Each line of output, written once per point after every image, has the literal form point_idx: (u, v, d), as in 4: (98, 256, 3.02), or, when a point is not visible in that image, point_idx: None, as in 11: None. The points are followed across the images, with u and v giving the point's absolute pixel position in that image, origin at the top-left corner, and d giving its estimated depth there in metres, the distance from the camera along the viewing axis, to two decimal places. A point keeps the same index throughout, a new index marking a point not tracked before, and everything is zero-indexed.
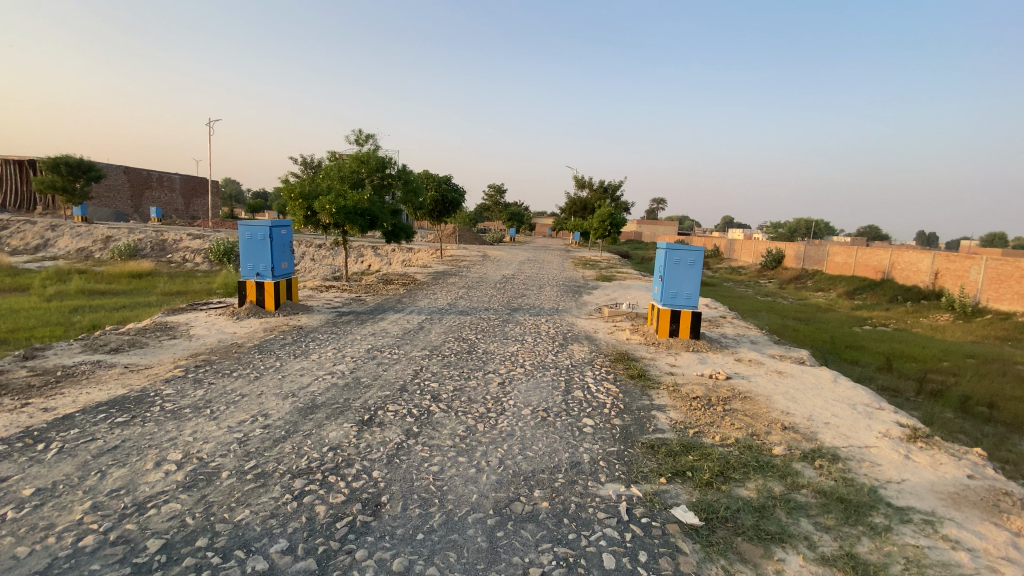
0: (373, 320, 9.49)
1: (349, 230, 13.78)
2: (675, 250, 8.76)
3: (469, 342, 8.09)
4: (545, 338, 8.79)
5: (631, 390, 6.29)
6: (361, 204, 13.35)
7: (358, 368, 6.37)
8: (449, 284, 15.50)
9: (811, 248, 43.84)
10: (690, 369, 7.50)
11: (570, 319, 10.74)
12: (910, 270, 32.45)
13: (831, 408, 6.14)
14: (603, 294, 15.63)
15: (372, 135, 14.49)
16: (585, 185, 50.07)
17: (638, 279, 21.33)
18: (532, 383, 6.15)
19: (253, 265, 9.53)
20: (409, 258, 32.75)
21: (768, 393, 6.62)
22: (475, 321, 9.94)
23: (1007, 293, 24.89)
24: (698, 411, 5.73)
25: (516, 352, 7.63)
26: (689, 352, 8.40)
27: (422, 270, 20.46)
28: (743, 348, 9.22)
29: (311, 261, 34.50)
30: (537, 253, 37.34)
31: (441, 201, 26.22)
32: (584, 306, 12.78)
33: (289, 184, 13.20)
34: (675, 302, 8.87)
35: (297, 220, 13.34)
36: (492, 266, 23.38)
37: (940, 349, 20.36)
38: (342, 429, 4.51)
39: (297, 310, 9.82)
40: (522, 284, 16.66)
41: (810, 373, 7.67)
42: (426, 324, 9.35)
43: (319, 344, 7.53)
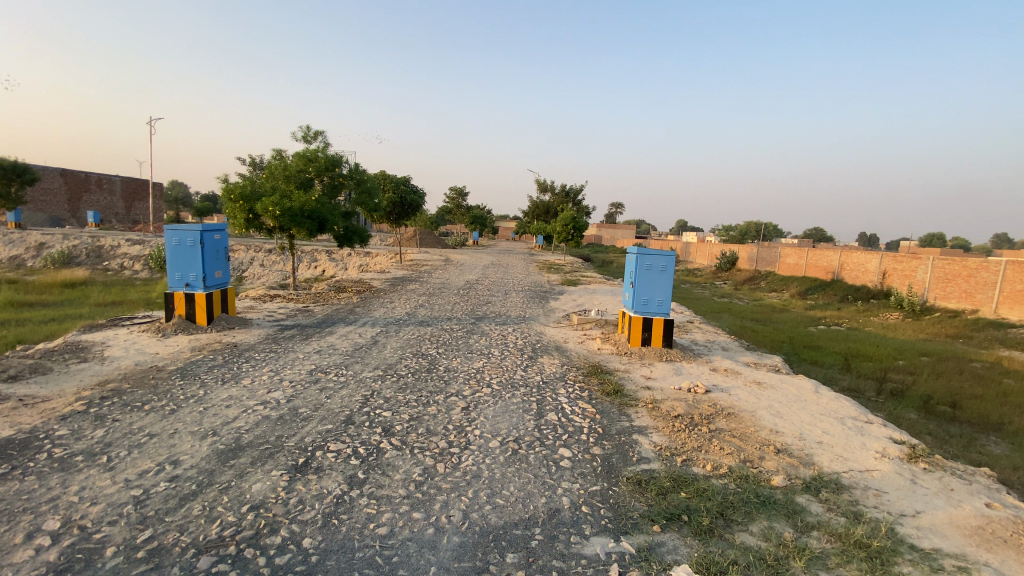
0: (320, 334, 8.57)
1: (296, 234, 12.80)
2: (646, 254, 8.25)
3: (429, 358, 7.32)
4: (512, 350, 8.09)
5: (609, 410, 5.65)
6: (309, 206, 12.36)
7: (298, 396, 5.53)
8: (408, 291, 14.63)
9: (764, 250, 45.09)
10: (668, 381, 6.94)
11: (538, 328, 10.12)
12: (859, 271, 33.59)
13: (820, 425, 5.71)
14: (569, 299, 15.12)
15: (321, 132, 13.53)
16: (548, 189, 49.84)
17: (603, 284, 21.02)
18: (499, 407, 5.44)
19: (182, 274, 8.49)
20: (366, 263, 31.45)
21: (753, 406, 6.12)
22: (435, 333, 9.15)
23: (954, 291, 25.99)
24: (682, 433, 5.13)
25: (479, 368, 6.93)
26: (664, 363, 7.88)
27: (380, 277, 19.43)
28: (718, 355, 8.79)
29: (262, 267, 32.70)
30: (502, 257, 36.72)
31: (399, 204, 25.12)
32: (551, 313, 12.19)
33: (228, 185, 12.15)
34: (646, 309, 8.33)
35: (237, 223, 12.29)
36: (455, 271, 22.58)
37: (894, 348, 20.90)
38: (269, 480, 3.71)
39: (233, 324, 8.84)
40: (485, 290, 15.97)
41: (790, 383, 7.26)
42: (380, 338, 8.50)
43: (255, 366, 6.60)
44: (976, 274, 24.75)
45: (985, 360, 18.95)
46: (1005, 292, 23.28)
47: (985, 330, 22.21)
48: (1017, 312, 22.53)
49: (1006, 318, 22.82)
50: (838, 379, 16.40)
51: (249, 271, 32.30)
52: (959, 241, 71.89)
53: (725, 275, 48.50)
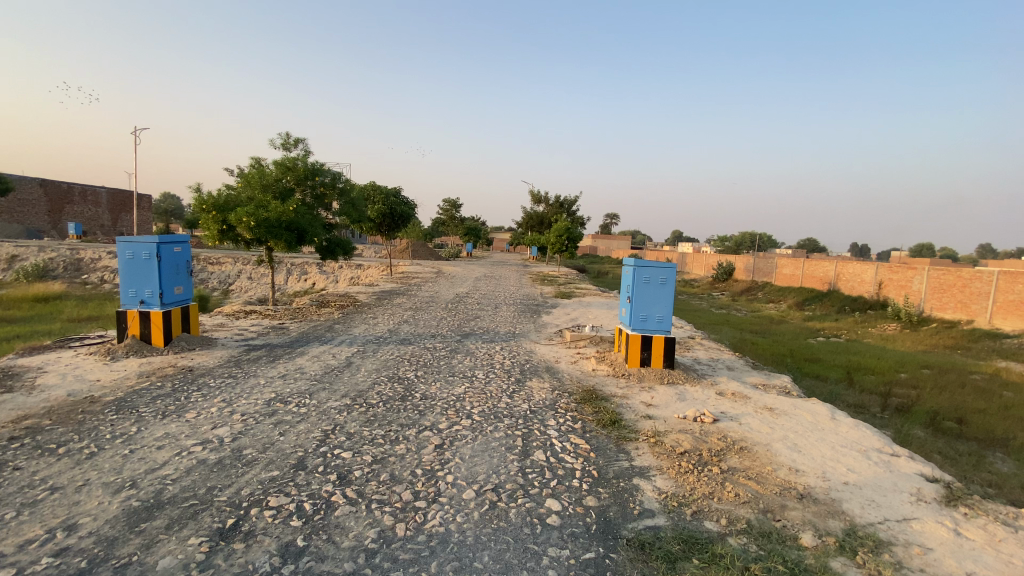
0: (288, 356, 7.81)
1: (274, 246, 12.08)
2: (644, 267, 7.63)
3: (406, 383, 6.59)
4: (499, 373, 7.38)
5: (605, 447, 4.94)
6: (286, 217, 11.61)
7: (246, 432, 4.81)
8: (393, 306, 13.90)
9: (759, 261, 44.66)
10: (670, 409, 6.24)
11: (528, 346, 9.43)
12: (855, 281, 33.16)
13: (845, 462, 5.02)
14: (563, 313, 14.41)
15: (302, 140, 12.87)
16: (541, 200, 49.36)
17: (597, 296, 20.38)
18: (478, 444, 4.72)
19: (137, 290, 7.78)
20: (356, 275, 30.71)
21: (766, 439, 5.43)
22: (415, 352, 8.43)
23: (949, 302, 25.50)
24: (689, 475, 4.43)
25: (462, 394, 6.21)
26: (665, 386, 7.19)
27: (366, 290, 18.72)
28: (724, 376, 8.09)
29: (248, 280, 31.91)
30: (495, 268, 35.99)
31: (389, 215, 24.37)
32: (543, 328, 11.48)
33: (201, 195, 11.47)
34: (646, 326, 7.67)
35: (210, 234, 11.57)
36: (445, 284, 21.86)
37: (894, 360, 20.29)
38: (181, 552, 3.00)
39: (194, 345, 8.11)
40: (475, 303, 15.28)
41: (805, 409, 6.58)
42: (355, 359, 7.77)
43: (206, 396, 5.86)
44: (970, 284, 24.33)
45: (987, 372, 18.35)
46: (998, 302, 22.87)
47: (983, 341, 21.68)
48: (1011, 322, 22.07)
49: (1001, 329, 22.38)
50: (841, 394, 15.73)
51: (235, 284, 31.49)
52: (950, 249, 72.03)
53: (720, 287, 48.02)
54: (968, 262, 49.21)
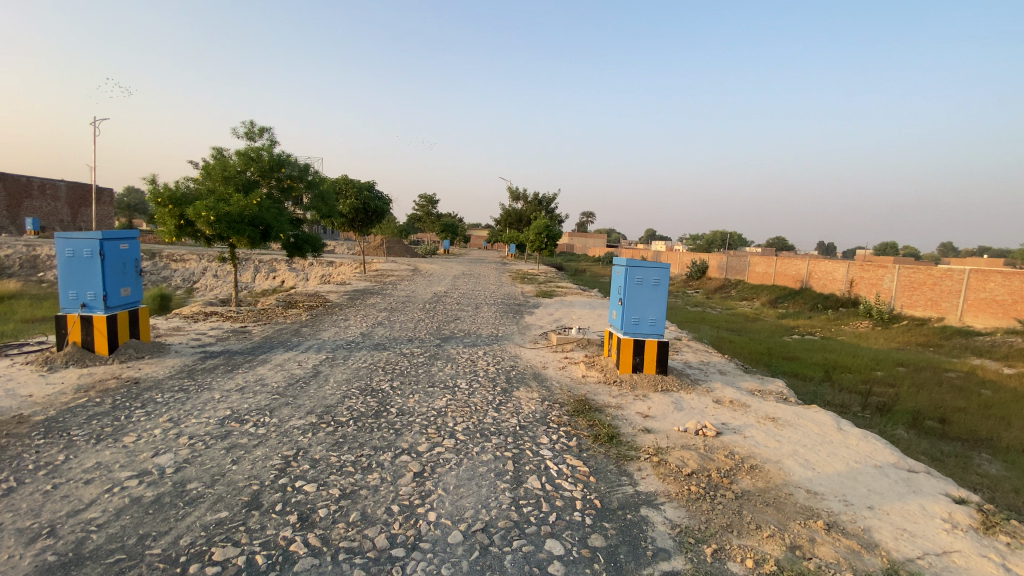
0: (249, 366, 7.08)
1: (237, 243, 11.26)
2: (636, 267, 7.16)
3: (380, 396, 5.97)
4: (483, 381, 6.79)
5: (605, 469, 4.41)
6: (249, 211, 10.77)
7: (193, 460, 4.14)
8: (367, 307, 13.19)
9: (733, 258, 45.11)
10: (669, 420, 5.77)
11: (512, 350, 8.87)
12: (827, 279, 33.67)
13: (862, 482, 4.62)
14: (545, 313, 13.90)
15: (268, 129, 12.03)
16: (519, 196, 48.84)
17: (578, 295, 19.98)
18: (463, 472, 4.13)
19: (78, 292, 6.93)
20: (328, 273, 29.64)
21: (775, 455, 5.01)
22: (390, 359, 7.79)
23: (920, 300, 25.97)
24: (701, 502, 3.95)
25: (443, 408, 5.61)
26: (660, 394, 6.72)
27: (337, 288, 17.86)
28: (718, 381, 7.68)
29: (215, 278, 30.52)
30: (473, 266, 35.32)
31: (363, 210, 23.46)
32: (527, 330, 10.93)
33: (155, 188, 10.58)
34: (637, 329, 7.19)
35: (167, 230, 10.68)
36: (421, 282, 21.16)
37: (871, 358, 20.46)
38: None
39: (144, 353, 7.31)
40: (454, 303, 14.66)
41: (807, 419, 6.20)
42: (323, 368, 7.09)
43: (150, 415, 5.13)
44: (940, 282, 24.80)
45: (960, 370, 18.63)
46: (970, 300, 23.36)
47: (954, 339, 22.08)
48: (982, 320, 22.57)
49: (972, 326, 22.86)
50: (822, 394, 15.65)
51: (200, 282, 30.03)
52: (910, 249, 74.91)
53: (695, 284, 48.38)
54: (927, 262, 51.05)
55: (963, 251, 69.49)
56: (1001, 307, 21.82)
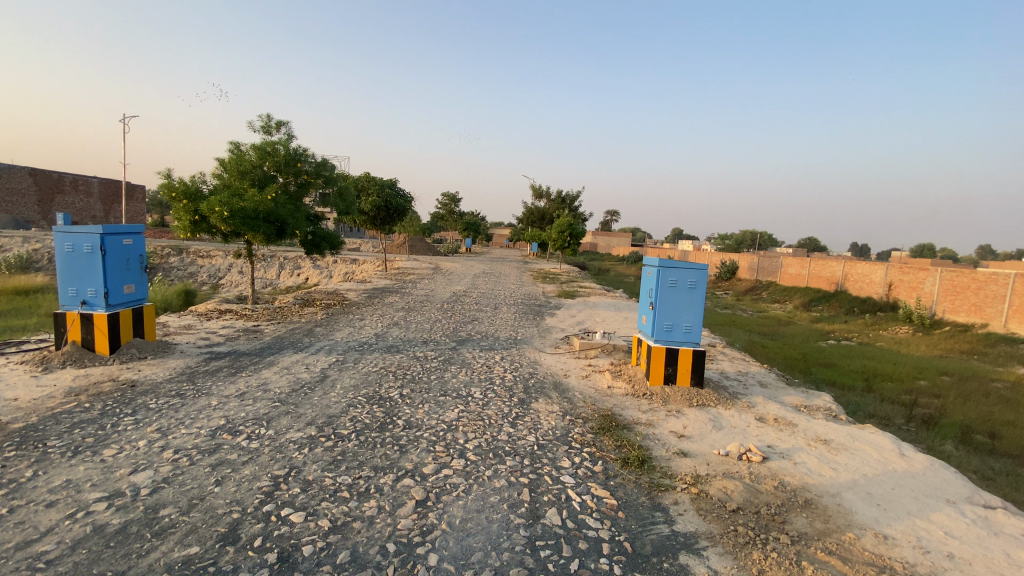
0: (253, 369, 6.70)
1: (252, 239, 10.99)
2: (670, 268, 6.54)
3: (388, 405, 5.49)
4: (499, 390, 6.26)
5: (635, 502, 3.83)
6: (264, 207, 10.43)
7: (172, 482, 3.73)
8: (384, 306, 12.82)
9: (764, 259, 43.63)
10: (707, 442, 5.14)
11: (532, 355, 8.33)
12: (863, 282, 32.12)
13: (939, 521, 3.93)
14: (568, 315, 13.29)
15: (285, 123, 11.70)
16: (542, 195, 48.16)
17: (602, 295, 19.30)
18: (471, 502, 3.60)
19: (78, 289, 6.66)
20: (350, 271, 29.56)
21: (833, 487, 4.34)
22: (402, 363, 7.31)
23: (963, 305, 24.44)
24: (752, 548, 3.34)
25: (455, 422, 5.09)
26: (695, 410, 6.08)
27: (356, 287, 17.57)
28: (758, 395, 6.99)
29: (239, 274, 30.76)
30: (496, 265, 34.83)
31: (384, 208, 23.17)
32: (548, 333, 10.34)
33: (169, 182, 10.39)
34: (671, 337, 6.57)
35: (182, 226, 10.48)
36: (442, 281, 20.80)
37: (912, 366, 19.23)
38: None
39: (147, 353, 7.02)
40: (473, 303, 14.18)
41: (864, 441, 5.49)
42: (331, 372, 6.65)
43: (138, 424, 4.76)
44: (985, 287, 23.29)
45: (1009, 380, 17.35)
46: (1015, 305, 21.81)
47: (1002, 346, 20.65)
48: None
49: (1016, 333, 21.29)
50: (862, 403, 14.66)
51: (226, 278, 30.28)
52: (949, 250, 71.99)
53: (723, 286, 47.00)
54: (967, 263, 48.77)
55: (1005, 252, 66.44)
56: None
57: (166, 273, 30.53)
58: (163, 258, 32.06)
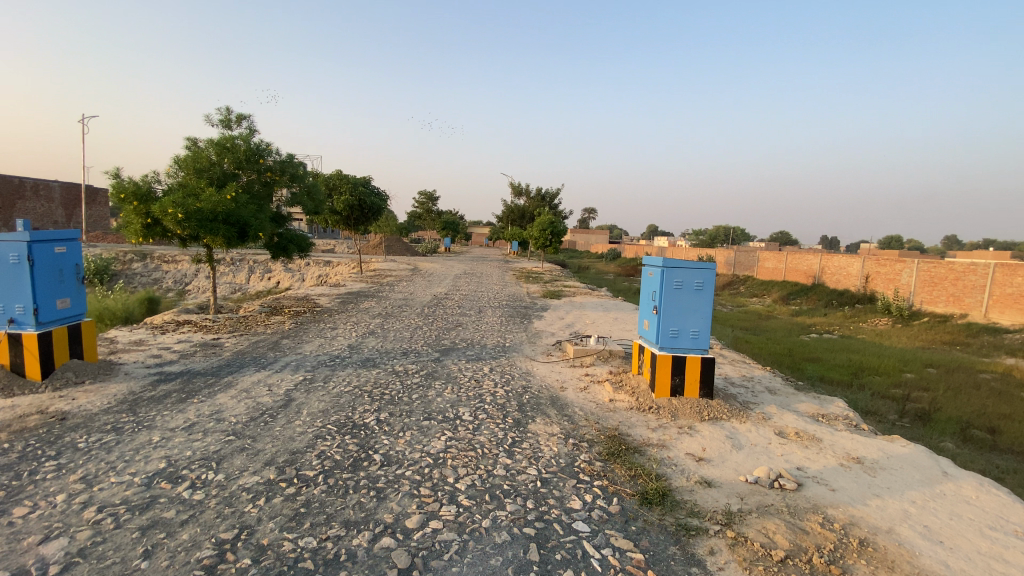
0: (207, 393, 5.84)
1: (212, 243, 10.04)
2: (675, 268, 5.93)
3: (362, 435, 4.72)
4: (491, 410, 5.53)
5: (665, 555, 3.17)
6: (223, 207, 9.48)
7: (88, 555, 2.94)
8: (359, 312, 11.98)
9: (741, 254, 43.80)
10: (729, 467, 4.52)
11: (523, 364, 7.64)
12: (841, 274, 32.35)
13: (1011, 562, 3.37)
14: (556, 318, 12.62)
15: (246, 115, 10.77)
16: (522, 193, 47.49)
17: (588, 295, 18.72)
18: (469, 570, 2.89)
19: (4, 305, 5.73)
20: (323, 274, 28.39)
21: (881, 522, 3.76)
22: (380, 380, 6.54)
23: (941, 296, 24.62)
24: None
25: (442, 454, 4.37)
26: (709, 425, 5.46)
27: (331, 291, 16.62)
28: (770, 404, 6.42)
29: (206, 280, 29.30)
30: (476, 265, 34.02)
31: (358, 207, 22.17)
32: (538, 339, 9.64)
33: (116, 182, 9.41)
34: (677, 343, 5.95)
35: (133, 230, 9.53)
36: (421, 283, 19.98)
37: (897, 358, 19.09)
38: None
39: (88, 376, 6.09)
40: (455, 307, 13.42)
41: (896, 460, 4.95)
42: (297, 394, 5.84)
43: (57, 470, 3.91)
44: (963, 277, 23.46)
45: (994, 370, 17.33)
46: (995, 295, 22.03)
47: (982, 336, 20.75)
48: (1009, 316, 21.23)
49: (998, 323, 21.53)
50: (854, 400, 14.35)
51: (192, 284, 28.79)
52: (915, 241, 74.12)
53: None
54: (935, 254, 49.95)
55: (967, 243, 68.37)
56: None
57: (128, 280, 28.90)
58: (125, 264, 30.39)
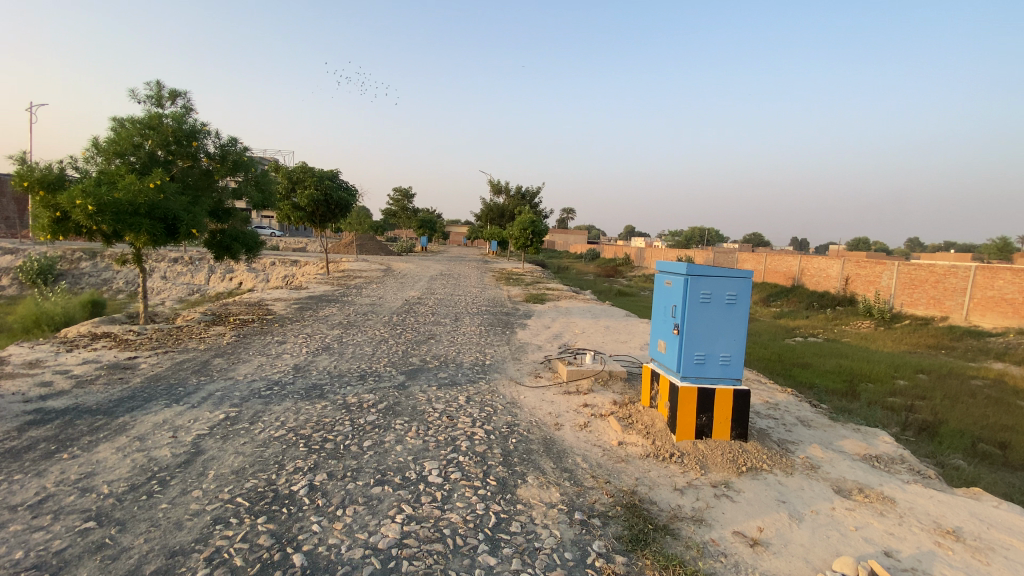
0: (86, 442, 4.36)
1: (138, 242, 8.39)
2: (703, 276, 4.68)
3: (284, 518, 3.32)
4: (467, 466, 4.17)
5: None
6: (146, 198, 7.84)
7: None
8: (313, 321, 10.45)
9: (720, 256, 43.25)
10: (796, 554, 3.27)
11: (507, 390, 6.29)
12: (821, 276, 31.88)
13: None
14: (541, 327, 11.30)
15: (181, 91, 9.17)
16: (501, 191, 46.13)
17: (571, 299, 17.42)
18: None
19: None
20: (289, 275, 26.54)
21: None
22: (325, 418, 5.10)
23: (921, 298, 24.13)
24: None
25: (394, 552, 3.00)
26: (749, 481, 4.22)
27: (288, 296, 14.99)
28: (811, 444, 5.21)
29: (161, 281, 27.16)
30: (455, 265, 32.51)
31: (325, 202, 20.48)
32: (523, 354, 8.31)
33: (19, 168, 7.76)
34: (703, 371, 4.72)
35: (43, 226, 7.87)
36: (393, 286, 18.45)
37: (887, 363, 18.34)
38: None
39: None
40: (428, 314, 12.01)
41: (1000, 530, 3.75)
42: (209, 444, 4.38)
43: None
44: (944, 280, 22.99)
45: (987, 377, 16.63)
46: (975, 299, 21.62)
47: (966, 339, 20.17)
48: (990, 320, 20.82)
49: (980, 326, 21.07)
50: (849, 407, 13.02)
51: (146, 285, 26.61)
52: (882, 244, 74.86)
53: None
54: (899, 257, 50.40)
55: (931, 244, 69.78)
56: (1011, 306, 20.06)
57: (74, 280, 26.59)
58: (72, 263, 27.99)
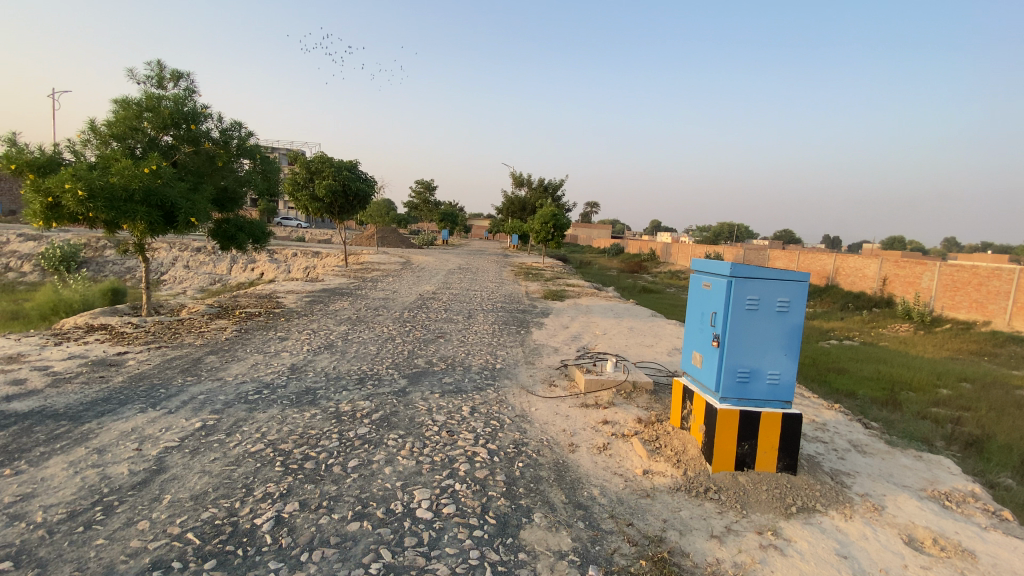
0: (39, 453, 3.89)
1: (135, 230, 8.02)
2: (752, 279, 3.96)
3: (235, 564, 2.75)
4: (464, 497, 3.54)
5: None
6: (140, 183, 7.43)
7: None
8: (318, 316, 9.96)
9: (749, 254, 41.72)
10: None
11: (518, 400, 5.65)
12: (856, 276, 30.28)
13: None
14: (558, 326, 10.61)
15: (184, 72, 8.75)
16: (523, 183, 45.38)
17: (591, 296, 16.64)
18: None
19: None
20: (308, 266, 26.36)
21: None
22: (310, 430, 4.54)
23: (963, 301, 22.60)
24: None
25: None
26: (802, 527, 3.50)
27: (300, 288, 14.61)
28: (870, 477, 4.43)
29: (184, 269, 27.33)
30: (474, 259, 31.93)
31: (342, 193, 20.08)
32: (538, 358, 7.64)
33: (10, 150, 7.48)
34: (746, 392, 4.01)
35: (36, 212, 7.56)
36: (408, 280, 17.93)
37: (930, 370, 17.08)
38: None
39: None
40: (440, 310, 11.44)
41: None
42: (174, 460, 3.87)
43: None
44: (987, 282, 21.47)
45: None
46: (1019, 303, 20.05)
47: (1012, 345, 18.70)
48: None
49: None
50: (891, 418, 11.98)
51: (168, 273, 26.80)
52: (919, 243, 71.69)
53: None
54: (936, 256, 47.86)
55: (969, 244, 66.58)
56: None
57: (99, 268, 26.93)
58: (98, 251, 28.38)
